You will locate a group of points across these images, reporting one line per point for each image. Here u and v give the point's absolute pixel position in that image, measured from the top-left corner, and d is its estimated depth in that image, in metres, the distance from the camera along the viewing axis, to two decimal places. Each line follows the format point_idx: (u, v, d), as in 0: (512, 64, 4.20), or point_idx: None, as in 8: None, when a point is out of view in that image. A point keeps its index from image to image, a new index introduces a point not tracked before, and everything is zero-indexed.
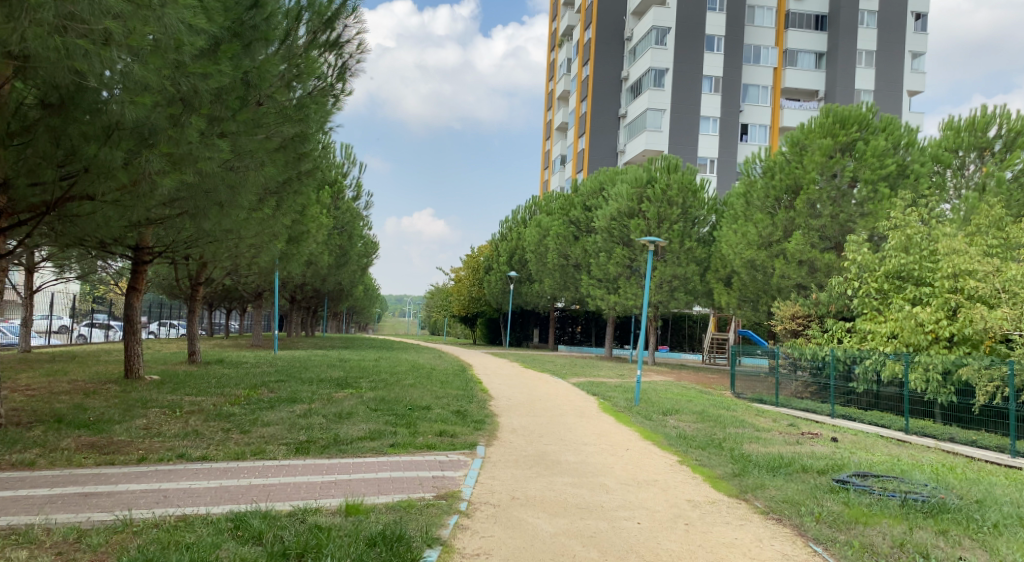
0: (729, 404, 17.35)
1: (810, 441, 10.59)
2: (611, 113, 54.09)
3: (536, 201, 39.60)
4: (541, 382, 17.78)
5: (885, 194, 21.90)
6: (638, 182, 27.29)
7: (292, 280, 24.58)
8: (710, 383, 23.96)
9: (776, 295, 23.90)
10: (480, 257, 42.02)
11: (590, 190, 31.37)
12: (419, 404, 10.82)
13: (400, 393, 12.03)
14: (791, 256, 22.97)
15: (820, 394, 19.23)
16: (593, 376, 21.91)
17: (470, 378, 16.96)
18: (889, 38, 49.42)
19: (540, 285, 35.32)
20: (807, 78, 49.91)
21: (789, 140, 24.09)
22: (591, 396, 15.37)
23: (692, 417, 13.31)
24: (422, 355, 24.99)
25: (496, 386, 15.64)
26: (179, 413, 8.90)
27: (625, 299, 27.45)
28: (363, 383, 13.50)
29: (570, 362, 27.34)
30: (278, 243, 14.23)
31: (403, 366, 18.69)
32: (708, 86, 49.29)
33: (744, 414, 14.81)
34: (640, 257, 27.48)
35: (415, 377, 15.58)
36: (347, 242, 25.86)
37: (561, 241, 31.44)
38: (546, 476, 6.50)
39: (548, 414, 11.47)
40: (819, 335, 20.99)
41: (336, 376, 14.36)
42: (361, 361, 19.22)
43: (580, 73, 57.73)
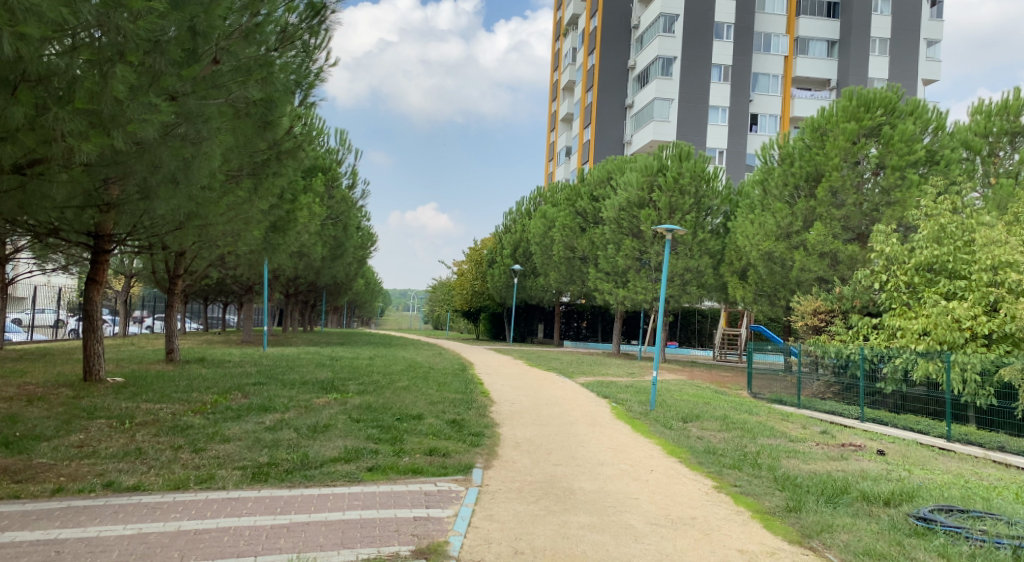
0: (750, 407, 16.05)
1: (855, 455, 9.32)
2: (617, 103, 52.63)
3: (541, 192, 38.26)
4: (547, 383, 16.48)
5: (913, 181, 20.68)
6: (648, 170, 25.96)
7: (284, 273, 23.30)
8: (725, 383, 22.65)
9: (795, 289, 22.57)
10: (483, 250, 40.74)
11: (597, 179, 30.02)
12: (409, 413, 9.53)
13: (391, 399, 10.77)
14: (812, 248, 21.64)
15: (845, 395, 17.91)
16: (602, 376, 20.59)
17: (470, 378, 15.69)
18: (904, 25, 47.88)
19: (545, 278, 34.03)
20: (820, 67, 48.46)
21: (809, 125, 22.70)
22: (602, 400, 14.09)
23: (715, 423, 12.05)
24: (420, 352, 23.70)
25: (498, 388, 14.38)
26: (127, 425, 7.61)
27: (635, 293, 26.13)
28: (351, 385, 12.25)
29: (577, 360, 26.04)
30: (257, 231, 12.93)
31: (399, 365, 17.39)
32: (717, 74, 47.85)
33: (770, 419, 13.54)
34: (650, 249, 26.15)
35: (411, 379, 14.33)
36: (342, 233, 24.56)
37: (568, 232, 30.11)
38: (558, 516, 5.26)
39: (556, 423, 10.21)
40: (843, 332, 19.66)
41: (322, 378, 13.10)
42: (354, 359, 17.95)
43: (586, 62, 56.26)
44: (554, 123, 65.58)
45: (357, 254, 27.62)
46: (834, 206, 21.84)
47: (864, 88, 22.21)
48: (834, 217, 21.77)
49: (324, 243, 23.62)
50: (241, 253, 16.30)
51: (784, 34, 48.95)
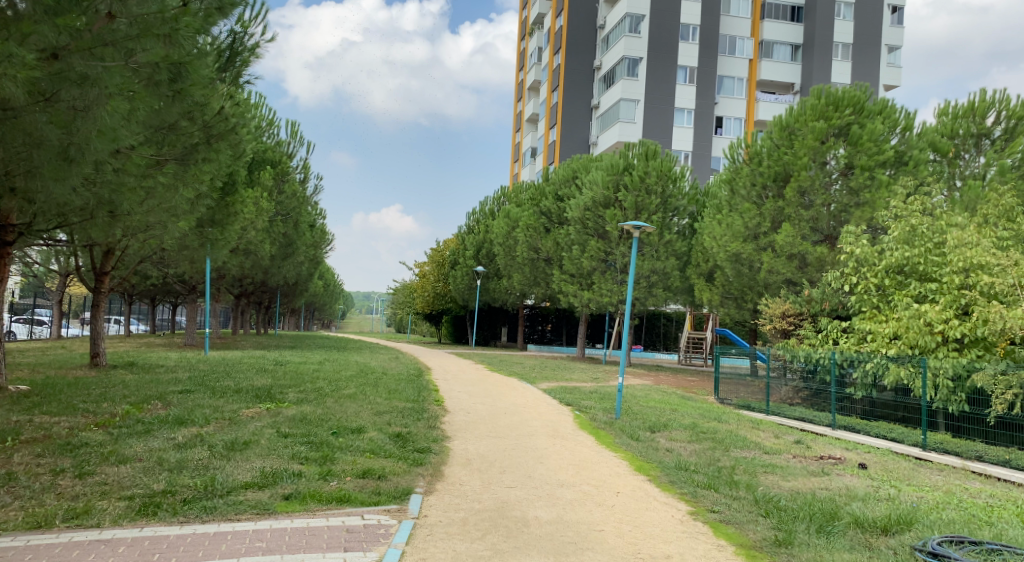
0: (719, 414, 15.35)
1: (837, 470, 8.58)
2: (583, 104, 52.07)
3: (506, 192, 37.38)
4: (507, 389, 15.53)
5: (882, 182, 20.16)
6: (614, 169, 25.24)
7: (230, 271, 22.04)
8: (691, 387, 21.98)
9: (763, 291, 21.97)
10: (445, 251, 39.73)
11: (562, 179, 29.22)
12: (349, 426, 8.56)
13: (333, 411, 9.76)
14: (780, 249, 21.08)
15: (815, 401, 17.32)
16: (565, 381, 19.76)
17: (426, 385, 14.71)
18: (866, 30, 48.05)
19: (508, 280, 33.16)
20: (784, 71, 48.40)
21: (777, 123, 22.10)
22: (564, 407, 13.22)
23: (685, 434, 11.27)
24: (375, 357, 22.60)
25: (454, 395, 13.44)
26: (10, 443, 6.53)
27: (600, 295, 25.39)
28: (289, 394, 11.21)
29: (540, 364, 25.15)
30: (189, 223, 11.85)
31: (351, 371, 16.33)
32: (682, 77, 47.52)
33: (742, 428, 12.82)
34: (616, 250, 25.43)
35: (363, 386, 13.31)
36: (293, 230, 23.39)
37: (532, 233, 29.26)
38: (506, 557, 4.41)
39: (514, 437, 9.28)
40: (813, 336, 18.99)
41: (261, 386, 12.03)
42: (302, 364, 16.85)
43: (551, 62, 55.59)
44: (520, 124, 64.82)
45: (312, 253, 26.45)
46: (802, 207, 21.28)
47: (833, 87, 21.68)
48: (802, 219, 21.20)
49: (273, 240, 22.41)
50: (177, 249, 15.13)
51: (749, 37, 48.81)
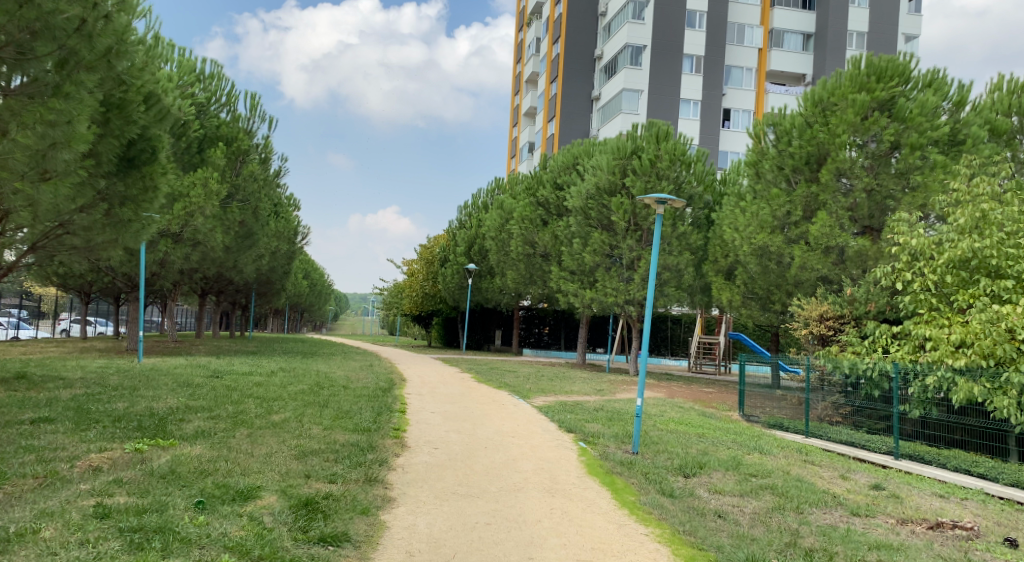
0: (755, 442, 12.37)
1: (983, 557, 5.68)
2: (583, 94, 49.12)
3: (500, 184, 34.39)
4: (494, 409, 12.49)
5: (937, 162, 17.09)
6: (620, 152, 22.27)
7: (175, 263, 19.00)
8: (710, 401, 18.91)
9: (794, 290, 18.96)
10: (435, 248, 36.70)
11: (561, 166, 26.22)
12: (232, 486, 5.59)
13: (233, 456, 6.78)
14: (815, 241, 18.07)
15: (861, 422, 14.24)
16: (565, 394, 16.75)
17: (390, 404, 11.71)
18: (882, 19, 45.18)
19: (502, 279, 30.17)
20: (795, 61, 45.47)
21: (807, 97, 19.03)
22: (565, 437, 10.22)
23: (732, 479, 8.31)
24: (344, 364, 19.55)
25: (423, 420, 10.41)
26: None
27: (603, 295, 22.35)
28: (189, 426, 8.20)
29: (537, 373, 22.08)
30: (66, 189, 8.95)
31: (303, 386, 13.33)
32: (689, 66, 44.66)
33: (793, 465, 9.84)
34: (622, 244, 22.36)
35: (309, 409, 10.34)
36: (251, 218, 20.37)
37: (528, 225, 26.23)
38: None
39: (489, 499, 6.26)
40: (858, 343, 15.77)
41: (159, 411, 9.03)
42: (245, 378, 13.81)
43: (550, 52, 52.68)
44: (516, 118, 61.96)
45: (279, 246, 23.43)
46: (839, 193, 18.24)
47: (874, 55, 18.49)
48: (838, 206, 18.12)
49: (225, 229, 19.37)
50: (79, 235, 12.13)
51: (758, 25, 45.82)
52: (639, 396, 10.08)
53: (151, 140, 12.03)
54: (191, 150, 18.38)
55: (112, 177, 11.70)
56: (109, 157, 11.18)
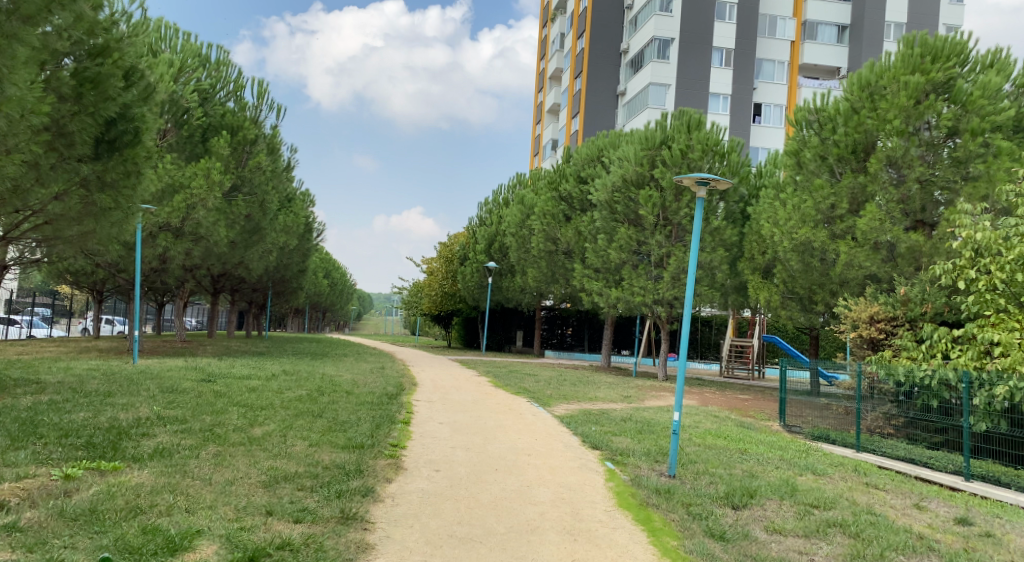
0: (804, 459, 10.94)
1: None
2: (609, 89, 47.65)
3: (521, 179, 33.08)
4: (511, 419, 11.19)
5: (1002, 150, 15.20)
6: (649, 142, 20.91)
7: (175, 259, 17.92)
8: (748, 410, 17.42)
9: (839, 289, 17.42)
10: (455, 246, 35.51)
11: (585, 158, 24.84)
12: (161, 532, 4.41)
13: (183, 483, 5.57)
14: (863, 237, 16.43)
15: (921, 436, 12.63)
16: (588, 402, 15.39)
17: (393, 414, 10.45)
18: (921, 10, 43.21)
19: (523, 278, 28.88)
20: (830, 53, 43.63)
21: (853, 81, 17.49)
22: (589, 456, 8.85)
23: (788, 510, 7.00)
24: (353, 366, 18.36)
25: (426, 436, 9.11)
26: None
27: (630, 294, 20.94)
28: (149, 443, 6.99)
29: (559, 377, 20.75)
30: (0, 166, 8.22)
31: (302, 391, 12.13)
32: (718, 59, 43.06)
33: (854, 490, 8.47)
34: (651, 240, 20.93)
35: (300, 421, 9.09)
36: (257, 212, 19.30)
37: (549, 221, 24.89)
38: None
39: (494, 547, 4.99)
40: (914, 348, 14.06)
41: (124, 423, 7.86)
42: (239, 383, 12.65)
43: (574, 47, 51.32)
44: (540, 115, 60.61)
45: (289, 242, 22.35)
46: (889, 184, 16.60)
47: (929, 34, 16.80)
48: (888, 198, 16.46)
49: (229, 223, 18.31)
50: (55, 224, 11.03)
51: (791, 17, 44.00)
52: (675, 408, 8.45)
53: (132, 121, 10.88)
54: (193, 139, 17.77)
55: (89, 160, 10.57)
56: (83, 138, 10.08)
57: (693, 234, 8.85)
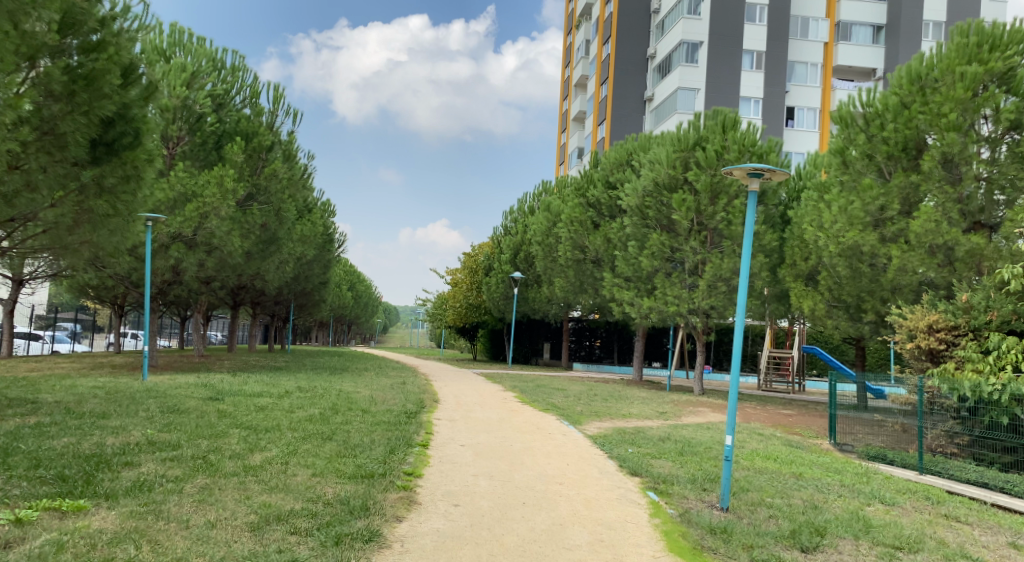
0: (864, 483, 9.85)
1: None
2: (636, 95, 46.64)
3: (547, 187, 32.19)
4: (540, 440, 10.23)
5: None
6: (681, 144, 19.93)
7: (188, 270, 17.26)
8: (793, 427, 16.28)
9: (890, 296, 16.22)
10: (480, 256, 34.69)
11: (614, 163, 23.87)
12: None
13: (154, 528, 4.73)
14: (916, 241, 15.08)
15: (994, 458, 11.39)
16: (622, 419, 14.36)
17: (410, 436, 9.53)
18: (959, 8, 41.70)
19: (550, 288, 27.93)
20: (865, 55, 42.23)
21: (901, 75, 16.35)
22: (628, 486, 7.81)
23: (867, 554, 6.01)
24: (373, 381, 17.53)
25: (445, 463, 8.15)
26: None
27: (664, 304, 19.87)
28: (128, 474, 6.15)
29: (589, 392, 19.71)
30: None
31: (315, 410, 11.28)
32: (748, 63, 41.89)
33: (935, 524, 7.43)
34: (685, 246, 19.86)
35: (305, 446, 8.23)
36: (274, 221, 18.66)
37: (577, 228, 23.91)
38: None
39: None
40: (980, 360, 12.80)
41: (108, 449, 7.02)
42: (248, 401, 11.83)
43: (599, 54, 50.39)
44: (566, 124, 59.75)
45: (308, 253, 21.67)
46: (946, 182, 15.23)
47: (984, 22, 15.61)
48: (943, 198, 15.12)
49: (244, 233, 17.61)
50: (49, 232, 10.28)
51: (823, 18, 42.70)
52: (727, 431, 7.33)
53: (131, 122, 10.21)
54: (207, 145, 17.51)
55: (86, 164, 9.86)
56: (77, 138, 9.33)
57: (744, 238, 7.66)
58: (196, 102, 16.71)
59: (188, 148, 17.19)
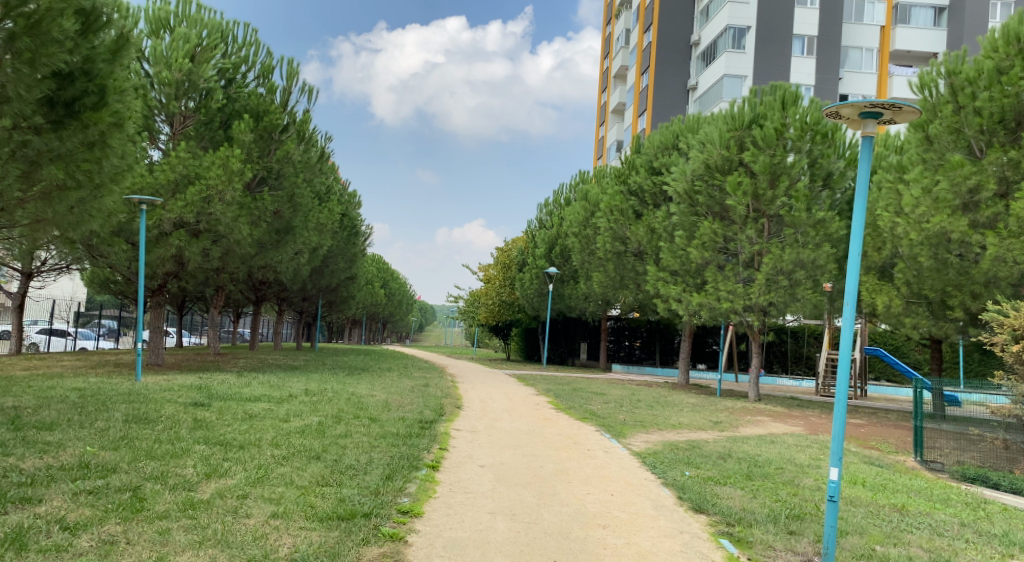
0: (981, 519, 7.90)
1: None
2: (679, 84, 44.41)
3: (584, 177, 30.28)
4: (578, 461, 8.41)
5: None
6: (735, 122, 17.89)
7: (191, 260, 15.80)
8: (868, 440, 14.16)
9: (983, 292, 14.05)
10: (513, 251, 32.95)
11: (658, 147, 21.93)
12: None
13: None
14: (1018, 227, 12.90)
15: None
16: (671, 430, 12.46)
17: (416, 455, 7.76)
18: None
19: (587, 284, 26.05)
20: (924, 39, 39.44)
21: (995, 37, 14.13)
22: (693, 532, 5.97)
23: None
24: (392, 383, 15.92)
25: (455, 495, 6.38)
26: None
27: (716, 300, 17.82)
28: (11, 518, 4.53)
29: (632, 397, 17.79)
30: None
31: (312, 420, 9.55)
32: (799, 48, 39.39)
33: None
34: (740, 235, 17.80)
35: (281, 469, 6.54)
36: (287, 208, 17.18)
37: (617, 218, 21.94)
38: None
39: None
40: None
41: (13, 476, 5.40)
42: (239, 407, 10.20)
43: (640, 42, 48.14)
44: (604, 117, 57.54)
45: (326, 244, 20.11)
46: None
47: None
48: None
49: (252, 221, 16.10)
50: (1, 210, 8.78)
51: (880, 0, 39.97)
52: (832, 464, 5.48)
53: (94, 79, 8.64)
54: (213, 123, 15.98)
55: (41, 128, 8.31)
56: (25, 96, 7.77)
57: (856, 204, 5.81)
58: (200, 75, 15.29)
59: (193, 128, 15.81)
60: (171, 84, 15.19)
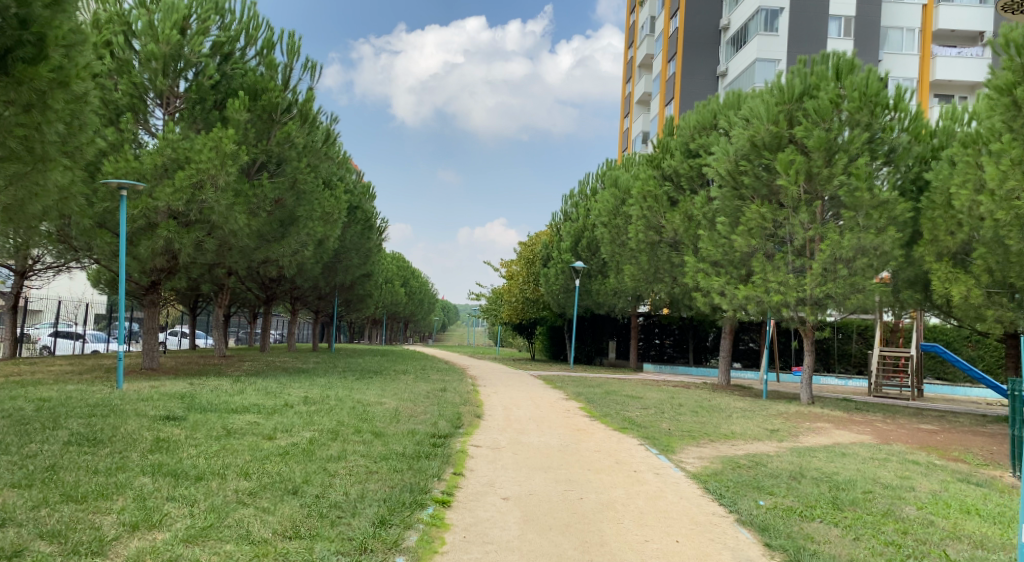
0: None
1: None
2: (707, 71, 42.42)
3: (611, 165, 28.53)
4: (628, 490, 6.71)
5: None
6: (785, 93, 16.06)
7: (183, 253, 14.33)
8: (948, 449, 12.33)
9: None
10: (538, 245, 31.34)
11: (695, 128, 20.15)
12: None
13: None
14: None
15: None
16: (725, 442, 10.71)
17: (423, 486, 6.09)
18: None
19: (617, 277, 24.34)
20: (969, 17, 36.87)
21: None
22: None
23: None
24: (407, 387, 14.38)
25: (469, 550, 4.70)
26: None
27: (766, 292, 16.01)
28: None
29: (671, 400, 16.06)
30: None
31: (301, 437, 7.95)
32: (835, 30, 37.26)
33: None
34: (792, 220, 15.96)
35: (239, 513, 4.93)
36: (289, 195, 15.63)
37: (651, 205, 20.17)
38: None
39: None
40: None
41: None
42: (219, 421, 8.64)
43: (666, 29, 46.18)
44: (629, 108, 55.61)
45: (335, 236, 18.57)
46: None
47: None
48: None
49: (250, 210, 14.63)
50: None
51: None
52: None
53: (30, 27, 6.87)
54: (207, 103, 14.46)
55: None
56: None
57: None
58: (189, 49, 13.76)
59: (185, 108, 14.30)
60: (159, 59, 13.74)
